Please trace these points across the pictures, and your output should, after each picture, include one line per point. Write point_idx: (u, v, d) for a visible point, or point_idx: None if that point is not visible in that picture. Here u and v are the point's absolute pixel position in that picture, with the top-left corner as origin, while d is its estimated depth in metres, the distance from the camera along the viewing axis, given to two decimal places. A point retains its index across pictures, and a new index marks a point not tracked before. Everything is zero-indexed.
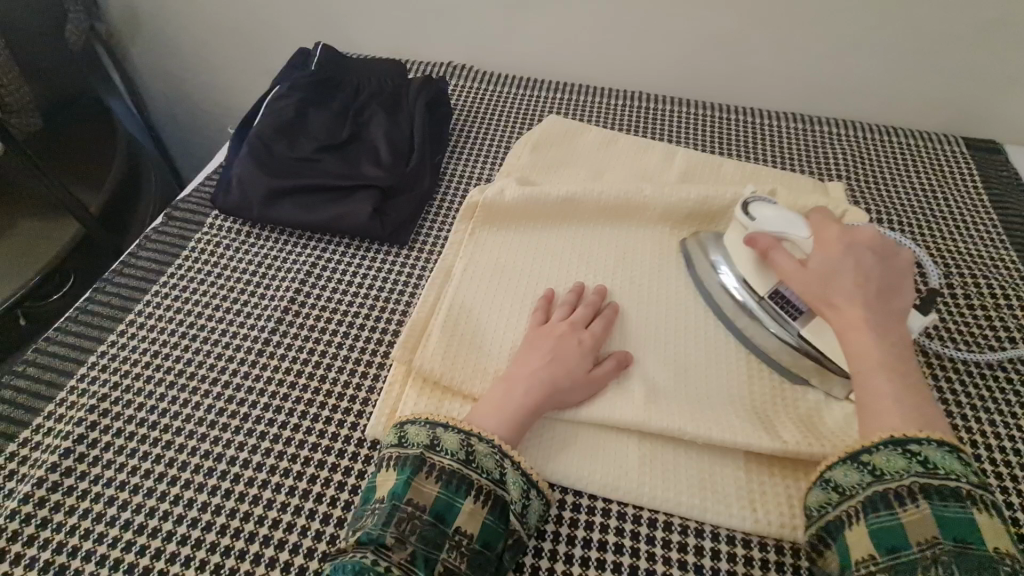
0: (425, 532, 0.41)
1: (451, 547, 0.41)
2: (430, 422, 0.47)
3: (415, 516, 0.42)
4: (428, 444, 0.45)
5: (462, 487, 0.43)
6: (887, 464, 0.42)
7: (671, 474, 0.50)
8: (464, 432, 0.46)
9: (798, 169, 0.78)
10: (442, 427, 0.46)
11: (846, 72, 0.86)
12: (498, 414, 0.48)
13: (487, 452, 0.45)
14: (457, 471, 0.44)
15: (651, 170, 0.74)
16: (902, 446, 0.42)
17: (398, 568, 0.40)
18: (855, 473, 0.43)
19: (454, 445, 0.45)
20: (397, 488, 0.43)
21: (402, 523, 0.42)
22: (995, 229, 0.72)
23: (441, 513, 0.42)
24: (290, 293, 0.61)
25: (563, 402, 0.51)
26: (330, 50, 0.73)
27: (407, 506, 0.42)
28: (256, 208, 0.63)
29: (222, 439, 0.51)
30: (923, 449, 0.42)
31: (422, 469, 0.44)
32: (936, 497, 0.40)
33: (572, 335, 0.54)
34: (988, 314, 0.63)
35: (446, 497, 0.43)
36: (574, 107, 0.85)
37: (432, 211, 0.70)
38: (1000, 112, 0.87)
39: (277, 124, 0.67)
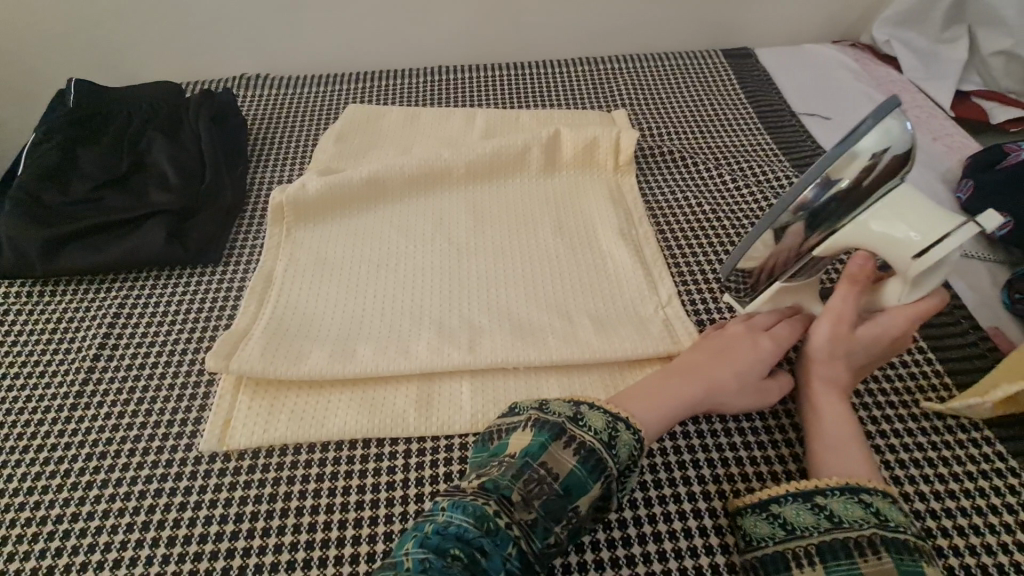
0: (550, 501, 0.41)
1: (568, 522, 0.41)
2: (574, 399, 0.46)
3: (544, 479, 0.41)
4: (573, 416, 0.45)
5: (599, 467, 0.42)
6: (844, 512, 0.42)
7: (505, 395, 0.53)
8: (612, 416, 0.46)
9: (587, 106, 0.86)
10: (588, 406, 0.46)
11: (610, 10, 0.94)
12: (651, 411, 0.48)
13: (628, 443, 0.45)
14: (598, 452, 0.43)
15: (455, 136, 0.78)
16: (857, 494, 0.42)
17: (517, 527, 0.39)
18: (809, 515, 0.42)
19: (598, 425, 0.44)
20: (533, 447, 0.43)
21: (532, 483, 0.41)
22: (752, 120, 0.83)
23: (571, 487, 0.41)
24: (100, 337, 0.59)
25: (722, 404, 0.51)
26: (88, 84, 0.70)
27: (541, 467, 0.42)
28: (36, 265, 0.59)
29: (47, 501, 0.48)
30: (875, 500, 0.42)
31: (562, 437, 0.43)
32: (892, 548, 0.39)
33: (749, 337, 0.53)
34: (751, 190, 0.72)
35: (580, 473, 0.42)
36: (373, 93, 0.87)
37: (243, 222, 0.69)
38: (744, 23, 1.00)
39: (40, 172, 0.62)
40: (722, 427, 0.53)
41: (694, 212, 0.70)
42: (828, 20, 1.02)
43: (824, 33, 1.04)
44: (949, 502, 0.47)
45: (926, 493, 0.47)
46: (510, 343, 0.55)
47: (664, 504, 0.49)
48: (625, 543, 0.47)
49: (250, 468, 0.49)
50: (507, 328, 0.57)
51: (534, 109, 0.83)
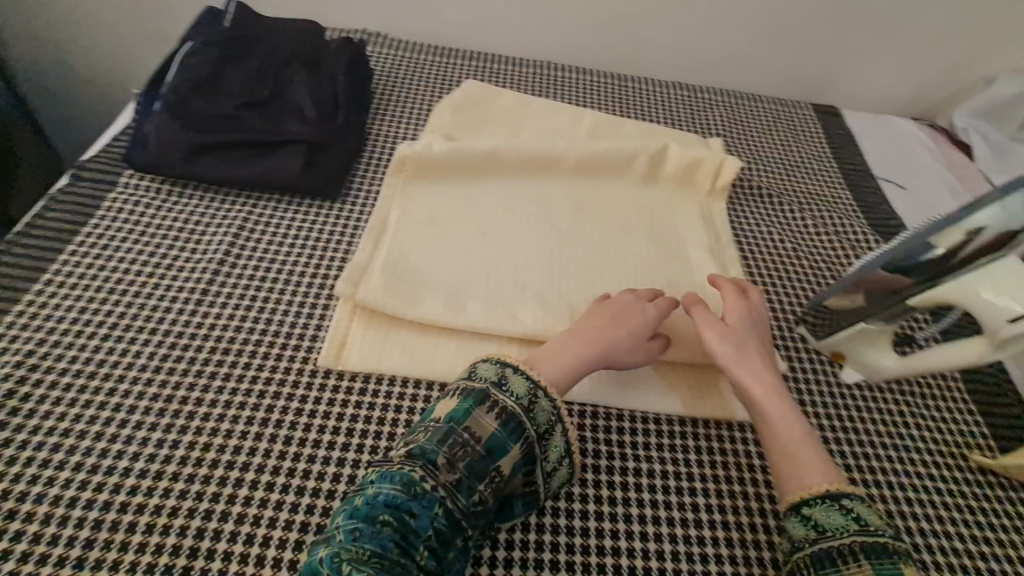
0: (473, 464, 0.45)
1: (491, 482, 0.45)
2: (501, 361, 0.50)
3: (468, 442, 0.45)
4: (495, 381, 0.48)
5: (517, 429, 0.47)
6: (827, 520, 0.44)
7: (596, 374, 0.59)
8: (533, 383, 0.50)
9: (685, 128, 0.90)
10: (511, 368, 0.50)
11: (720, 43, 0.99)
12: (558, 363, 0.53)
13: (547, 409, 0.49)
14: (516, 414, 0.47)
15: (563, 130, 0.82)
16: (837, 502, 0.45)
17: (443, 489, 0.43)
18: (801, 527, 0.45)
19: (522, 390, 0.49)
20: (458, 413, 0.46)
21: (456, 446, 0.45)
22: (835, 174, 0.88)
23: (494, 447, 0.45)
24: (225, 244, 0.63)
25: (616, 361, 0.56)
26: (243, 9, 0.73)
27: (463, 432, 0.45)
28: (177, 164, 0.63)
29: (173, 383, 0.53)
30: (854, 505, 0.45)
31: (484, 403, 0.47)
32: (873, 555, 0.41)
33: (637, 304, 0.58)
34: (830, 237, 0.77)
35: (501, 435, 0.46)
36: (488, 73, 0.91)
37: (361, 166, 0.73)
38: (838, 82, 1.05)
39: (192, 81, 0.66)
40: None
41: (777, 246, 0.75)
42: (915, 95, 1.07)
43: (909, 106, 1.09)
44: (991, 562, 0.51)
45: (971, 549, 0.52)
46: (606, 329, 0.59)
47: (722, 497, 0.53)
48: (698, 526, 0.51)
49: (361, 391, 0.54)
50: (604, 315, 0.61)
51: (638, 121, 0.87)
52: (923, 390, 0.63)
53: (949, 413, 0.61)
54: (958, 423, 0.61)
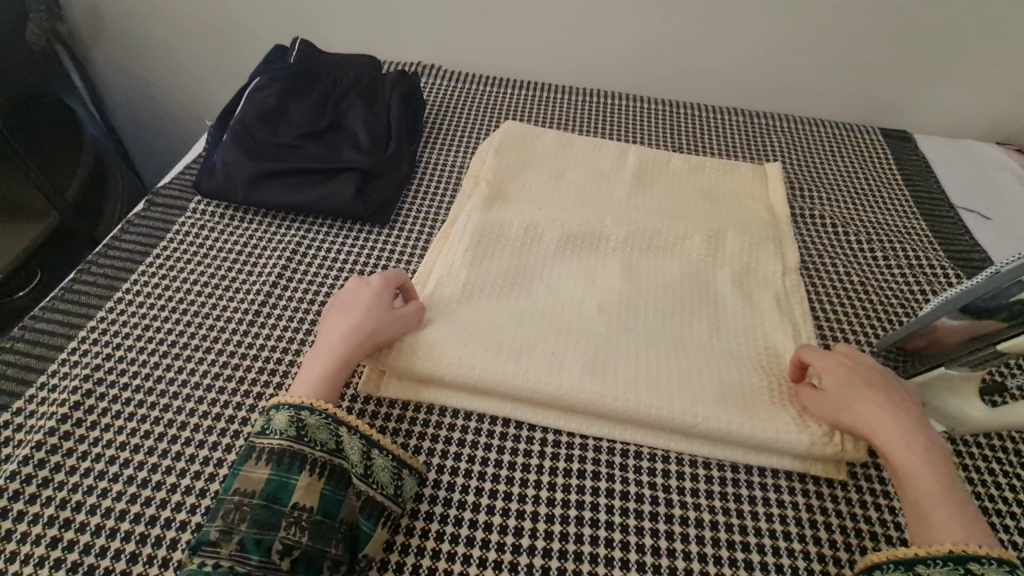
0: (255, 517, 0.43)
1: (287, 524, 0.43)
2: (268, 407, 0.49)
3: (244, 502, 0.44)
4: (258, 431, 0.47)
5: (295, 459, 0.46)
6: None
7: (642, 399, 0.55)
8: (295, 408, 0.48)
9: (741, 155, 0.87)
10: (273, 410, 0.48)
11: (780, 67, 0.95)
12: (315, 381, 0.51)
13: (319, 425, 0.48)
14: (286, 449, 0.46)
15: (610, 158, 0.81)
16: (962, 563, 0.42)
17: (228, 559, 0.42)
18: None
19: (282, 425, 0.47)
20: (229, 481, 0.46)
21: (230, 513, 0.44)
22: (908, 203, 0.82)
23: (273, 493, 0.44)
24: (279, 267, 0.65)
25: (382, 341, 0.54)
26: (308, 45, 0.77)
27: (235, 496, 0.44)
28: (240, 191, 0.66)
29: (221, 401, 0.55)
30: (984, 569, 0.41)
31: (251, 455, 0.46)
32: None
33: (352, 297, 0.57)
34: (903, 270, 0.71)
35: (277, 476, 0.45)
36: (538, 102, 0.91)
37: (410, 193, 0.74)
38: (910, 106, 0.99)
39: (258, 113, 0.70)
40: (858, 496, 0.53)
41: (843, 279, 0.70)
42: (1000, 117, 0.99)
43: (993, 129, 1.01)
44: None
45: None
46: (654, 363, 0.57)
47: (780, 555, 0.48)
48: None
49: (399, 419, 0.55)
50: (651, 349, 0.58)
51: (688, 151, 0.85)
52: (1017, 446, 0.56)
53: None
54: None
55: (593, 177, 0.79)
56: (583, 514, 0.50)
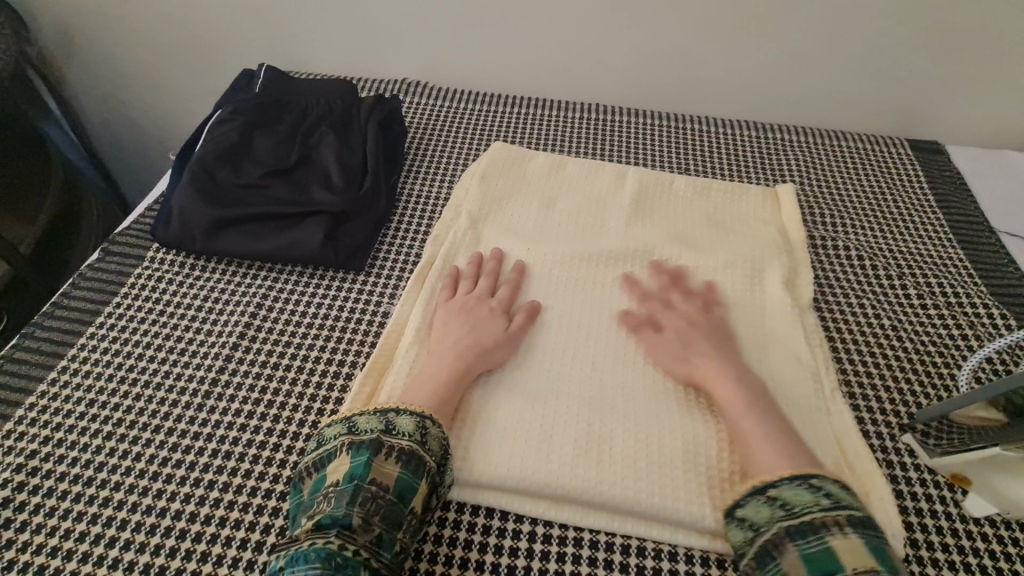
0: (387, 514, 0.41)
1: (409, 525, 0.42)
2: (381, 409, 0.47)
3: (378, 495, 0.42)
4: (382, 428, 0.45)
5: (421, 468, 0.44)
6: (797, 499, 0.42)
7: (647, 475, 0.48)
8: (421, 416, 0.47)
9: (754, 176, 0.79)
10: (395, 413, 0.46)
11: (794, 75, 0.87)
12: (429, 390, 0.49)
13: (439, 437, 0.46)
14: (416, 453, 0.44)
15: (607, 190, 0.74)
16: (806, 480, 0.43)
17: (365, 551, 0.39)
18: (768, 509, 0.43)
19: (410, 428, 0.45)
20: (357, 468, 0.43)
21: (367, 502, 0.41)
22: (943, 229, 0.74)
23: (403, 492, 0.42)
24: (242, 324, 0.59)
25: (491, 362, 0.53)
26: (275, 72, 0.71)
27: (370, 485, 0.42)
28: (198, 240, 0.60)
29: (169, 492, 0.48)
30: (827, 484, 0.43)
31: (380, 451, 0.44)
32: (855, 527, 0.40)
33: (482, 303, 0.58)
34: (940, 312, 0.63)
35: (407, 477, 0.43)
36: (531, 121, 0.84)
37: (389, 234, 0.68)
38: (939, 114, 0.90)
39: (219, 151, 0.64)
40: None
41: (874, 323, 0.62)
42: None
43: None
44: None
45: None
46: (658, 438, 0.50)
47: None
48: None
49: None
50: (657, 422, 0.51)
51: (694, 174, 0.78)
52: None
53: None
54: None
55: (590, 211, 0.72)
56: None
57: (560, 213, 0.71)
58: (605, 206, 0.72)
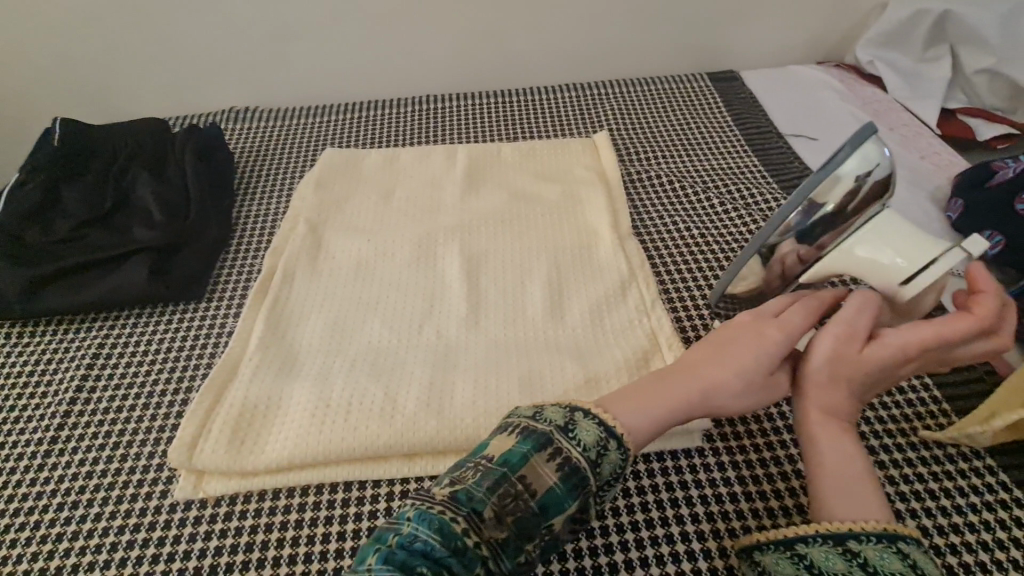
0: (522, 520, 0.37)
1: (538, 540, 0.37)
2: (570, 405, 0.41)
3: (519, 494, 0.37)
4: (562, 425, 0.40)
5: (582, 486, 0.38)
6: (880, 562, 0.36)
7: (490, 409, 0.51)
8: (605, 429, 0.40)
9: (575, 130, 0.86)
10: (581, 414, 0.41)
11: (596, 35, 0.95)
12: (640, 412, 0.42)
13: (614, 462, 0.40)
14: (579, 470, 0.38)
15: (438, 174, 0.78)
16: (893, 542, 0.37)
17: (486, 546, 0.35)
18: (840, 561, 0.37)
19: (591, 440, 0.39)
20: (514, 457, 0.38)
21: (508, 498, 0.37)
22: (739, 142, 0.83)
23: (546, 504, 0.38)
24: (80, 375, 0.57)
25: (721, 398, 0.44)
26: (74, 123, 0.70)
27: (518, 482, 0.37)
28: (15, 305, 0.58)
29: (15, 555, 0.46)
30: (912, 551, 0.36)
31: (547, 448, 0.38)
32: None
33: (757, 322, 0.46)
34: (739, 214, 0.72)
35: (559, 491, 0.38)
36: (360, 122, 0.86)
37: (228, 256, 0.68)
38: (729, 48, 1.01)
39: (22, 212, 0.62)
40: (727, 459, 0.50)
41: (685, 237, 0.69)
42: (813, 41, 1.02)
43: (810, 54, 1.04)
44: (963, 549, 0.44)
45: (936, 543, 0.44)
46: (496, 378, 0.54)
47: (647, 547, 0.45)
48: None
49: (228, 517, 0.48)
50: (497, 366, 0.55)
51: (520, 139, 0.83)
52: None
53: None
54: (906, 395, 0.54)
55: (425, 193, 0.75)
56: None
57: (396, 202, 0.74)
58: (440, 187, 0.76)
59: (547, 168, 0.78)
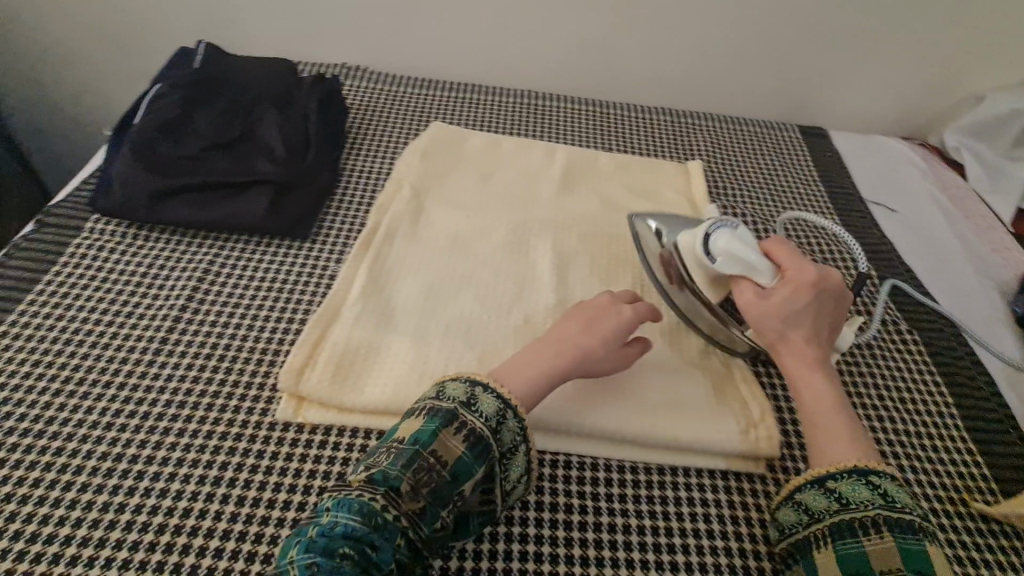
0: (437, 488, 0.42)
1: (453, 506, 0.43)
2: (470, 379, 0.48)
3: (433, 467, 0.43)
4: (465, 400, 0.46)
5: (486, 453, 0.44)
6: (852, 493, 0.44)
7: (574, 399, 0.55)
8: (505, 401, 0.47)
9: (668, 153, 0.89)
10: (478, 387, 0.47)
11: (702, 67, 0.98)
12: (522, 377, 0.49)
13: (514, 431, 0.46)
14: (480, 437, 0.45)
15: (537, 168, 0.80)
16: (863, 476, 0.45)
17: (405, 518, 0.41)
18: (823, 499, 0.45)
19: (490, 410, 0.46)
20: (424, 435, 0.44)
21: (422, 471, 0.42)
22: (823, 198, 0.86)
23: (459, 472, 0.43)
24: (189, 288, 0.61)
25: (592, 368, 0.53)
26: (214, 49, 0.73)
27: (429, 456, 0.43)
28: (141, 209, 0.62)
29: (126, 440, 0.50)
30: (883, 483, 0.45)
31: (452, 424, 0.44)
32: (897, 530, 0.42)
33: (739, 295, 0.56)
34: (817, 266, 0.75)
35: (467, 457, 0.44)
36: (466, 103, 0.89)
37: (334, 204, 0.72)
38: (822, 105, 1.04)
39: (159, 124, 0.65)
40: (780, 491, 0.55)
41: None
42: (904, 114, 1.05)
43: (898, 126, 1.07)
44: None
45: None
46: (581, 372, 0.58)
47: (695, 554, 0.50)
48: None
49: (321, 444, 0.51)
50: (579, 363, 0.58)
51: (616, 151, 0.86)
52: (911, 427, 0.60)
53: (940, 450, 0.58)
54: (959, 468, 0.57)
55: (523, 183, 0.78)
56: (513, 531, 0.50)
57: (494, 186, 0.77)
58: (538, 180, 0.79)
59: (641, 184, 0.81)
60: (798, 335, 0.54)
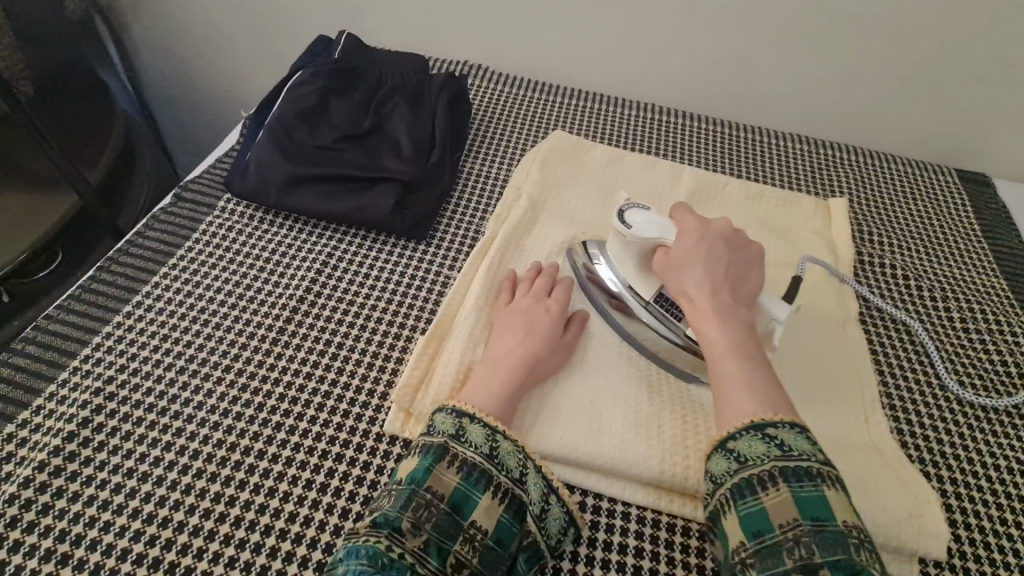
0: (440, 522, 0.40)
1: (464, 539, 0.40)
2: (457, 410, 0.46)
3: (432, 502, 0.41)
4: (453, 433, 0.44)
5: (483, 480, 0.43)
6: (748, 450, 0.43)
7: (696, 458, 0.50)
8: (493, 428, 0.45)
9: (804, 187, 0.81)
10: (466, 418, 0.45)
11: (853, 95, 0.88)
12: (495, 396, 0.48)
13: (511, 451, 0.45)
14: (479, 466, 0.43)
15: (661, 190, 0.75)
16: (760, 430, 0.43)
17: (411, 556, 0.39)
18: (723, 462, 0.44)
19: (479, 439, 0.44)
20: (418, 473, 0.42)
21: (419, 508, 0.41)
22: (987, 257, 0.75)
23: (458, 504, 0.41)
24: (308, 280, 0.60)
25: (546, 369, 0.53)
26: (353, 39, 0.73)
27: (426, 492, 0.41)
28: (272, 194, 0.62)
29: (239, 429, 0.49)
30: (778, 432, 0.43)
31: (444, 457, 0.43)
32: (792, 478, 0.41)
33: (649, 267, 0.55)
34: (981, 337, 0.66)
35: (465, 489, 0.42)
36: (590, 114, 0.85)
37: (450, 207, 0.70)
38: (988, 150, 0.91)
39: (298, 111, 0.66)
40: None
41: (910, 339, 0.65)
42: None
43: None
44: None
45: None
46: (704, 427, 0.53)
47: None
48: None
49: None
50: (669, 400, 0.54)
51: (747, 180, 0.79)
52: None
53: None
54: None
55: (645, 204, 0.73)
56: None
57: (615, 205, 0.72)
58: (661, 203, 0.73)
59: (776, 219, 0.74)
60: (695, 288, 0.51)
